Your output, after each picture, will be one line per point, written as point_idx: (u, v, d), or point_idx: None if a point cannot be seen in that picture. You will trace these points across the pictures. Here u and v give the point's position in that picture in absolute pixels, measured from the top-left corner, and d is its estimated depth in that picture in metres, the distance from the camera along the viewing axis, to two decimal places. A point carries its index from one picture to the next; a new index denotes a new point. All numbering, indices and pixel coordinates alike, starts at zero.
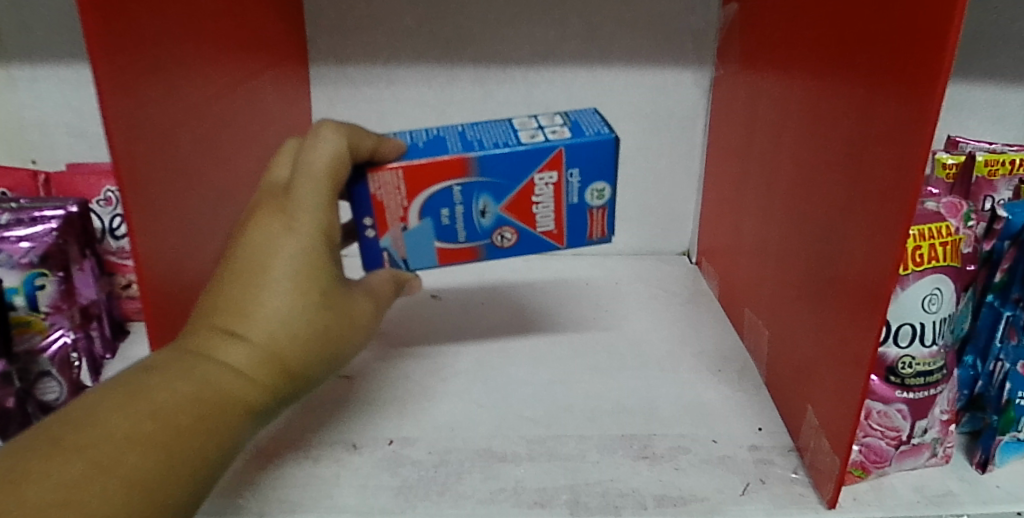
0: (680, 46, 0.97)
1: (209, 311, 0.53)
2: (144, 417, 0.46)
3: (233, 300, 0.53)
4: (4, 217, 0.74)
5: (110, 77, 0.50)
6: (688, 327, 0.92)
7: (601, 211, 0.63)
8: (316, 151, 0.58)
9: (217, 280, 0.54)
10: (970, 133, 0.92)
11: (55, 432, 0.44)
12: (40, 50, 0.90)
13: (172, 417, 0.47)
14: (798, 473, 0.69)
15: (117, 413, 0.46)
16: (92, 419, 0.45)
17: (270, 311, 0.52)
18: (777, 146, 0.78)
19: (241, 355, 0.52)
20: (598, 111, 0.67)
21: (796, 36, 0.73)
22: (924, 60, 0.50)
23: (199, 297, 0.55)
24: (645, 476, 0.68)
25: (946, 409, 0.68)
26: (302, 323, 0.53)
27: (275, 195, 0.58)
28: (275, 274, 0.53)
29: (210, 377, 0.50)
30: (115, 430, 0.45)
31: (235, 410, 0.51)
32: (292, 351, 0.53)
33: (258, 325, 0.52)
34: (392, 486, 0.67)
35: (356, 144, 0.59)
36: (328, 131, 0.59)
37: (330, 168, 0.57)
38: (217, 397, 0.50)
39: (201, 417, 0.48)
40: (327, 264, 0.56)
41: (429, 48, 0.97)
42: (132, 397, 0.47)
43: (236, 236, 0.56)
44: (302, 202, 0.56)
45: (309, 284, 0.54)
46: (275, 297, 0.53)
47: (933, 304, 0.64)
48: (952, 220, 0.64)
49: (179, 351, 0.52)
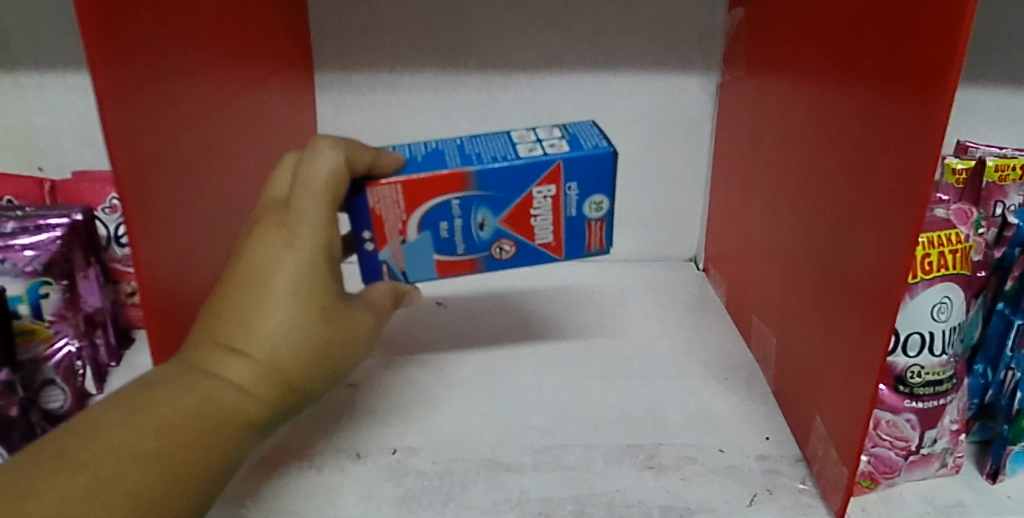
0: (687, 52, 0.97)
1: (211, 326, 0.53)
2: (147, 432, 0.46)
3: (235, 315, 0.52)
4: (9, 225, 0.74)
5: (111, 85, 0.50)
6: (695, 334, 0.91)
7: (599, 223, 0.63)
8: (315, 166, 0.58)
9: (218, 295, 0.54)
10: (980, 138, 0.91)
11: (59, 446, 0.44)
12: (48, 58, 0.91)
13: (174, 432, 0.47)
14: (806, 483, 0.68)
15: (119, 428, 0.46)
16: (95, 434, 0.45)
17: (271, 326, 0.52)
18: (784, 152, 0.78)
19: (243, 370, 0.52)
20: (597, 122, 0.66)
21: (803, 41, 0.73)
22: (932, 66, 0.49)
23: (200, 312, 0.54)
24: (651, 487, 0.67)
25: (956, 419, 0.67)
26: (303, 338, 0.53)
27: (275, 211, 0.57)
28: (276, 289, 0.53)
29: (212, 392, 0.50)
30: (117, 445, 0.45)
31: (235, 425, 0.50)
32: (292, 366, 0.53)
33: (259, 340, 0.52)
34: (395, 496, 0.66)
35: (354, 159, 0.58)
36: (325, 146, 0.59)
37: (329, 183, 0.57)
38: (218, 412, 0.50)
39: (203, 433, 0.48)
40: (327, 278, 0.55)
41: (434, 54, 0.97)
42: (135, 413, 0.47)
43: (236, 251, 0.56)
44: (303, 217, 0.56)
45: (309, 299, 0.54)
46: (276, 312, 0.52)
47: (942, 313, 0.63)
48: (962, 227, 0.64)
49: (181, 367, 0.52)
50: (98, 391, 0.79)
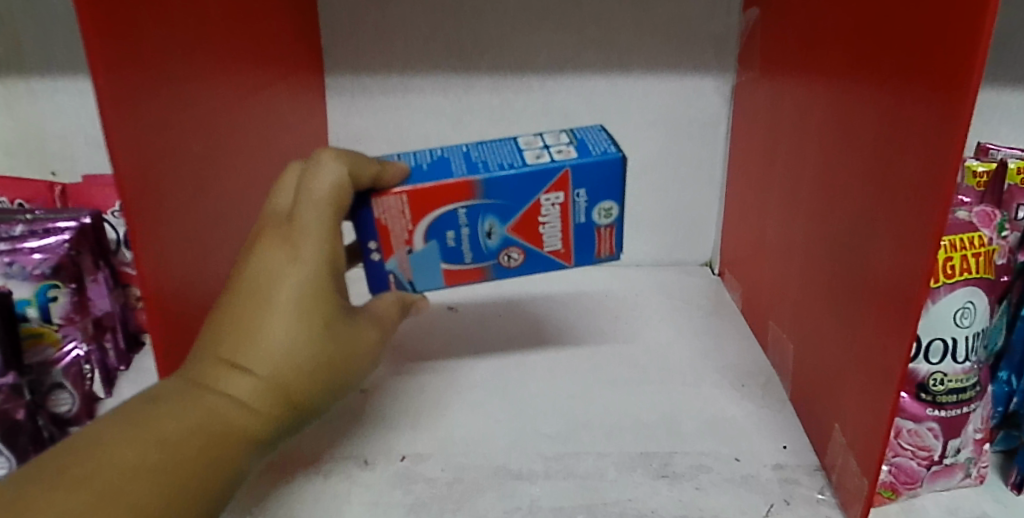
0: (701, 52, 0.95)
1: (214, 340, 0.52)
2: (149, 448, 0.45)
3: (237, 331, 0.51)
4: (18, 229, 0.74)
5: (113, 85, 0.49)
6: (710, 340, 0.90)
7: (609, 230, 0.62)
8: (317, 179, 0.57)
9: (220, 309, 0.53)
10: (1001, 139, 0.90)
11: (61, 461, 0.43)
12: (60, 63, 0.91)
13: (177, 448, 0.46)
14: (824, 494, 0.66)
15: (120, 444, 0.45)
16: (97, 449, 0.44)
17: (274, 342, 0.51)
18: (801, 153, 0.76)
19: (245, 385, 0.51)
20: (605, 127, 0.65)
21: (820, 40, 0.71)
22: (954, 65, 0.48)
23: (203, 326, 0.53)
24: (664, 496, 0.66)
25: (979, 428, 0.66)
26: (307, 354, 0.52)
27: (278, 223, 0.57)
28: (279, 305, 0.52)
29: (214, 409, 0.49)
30: (121, 461, 0.44)
31: (238, 442, 0.50)
32: (296, 382, 0.52)
33: (262, 356, 0.51)
34: (403, 504, 0.65)
35: (357, 172, 0.57)
36: (329, 159, 0.58)
37: (332, 196, 0.56)
38: (220, 429, 0.49)
39: (204, 449, 0.47)
40: (331, 292, 0.54)
41: (445, 56, 0.96)
42: (135, 429, 0.46)
43: (239, 265, 0.55)
44: (306, 231, 0.55)
45: (314, 315, 0.53)
46: (279, 329, 0.51)
47: (965, 319, 0.62)
48: (985, 230, 0.62)
49: (183, 381, 0.51)
50: (106, 395, 0.79)
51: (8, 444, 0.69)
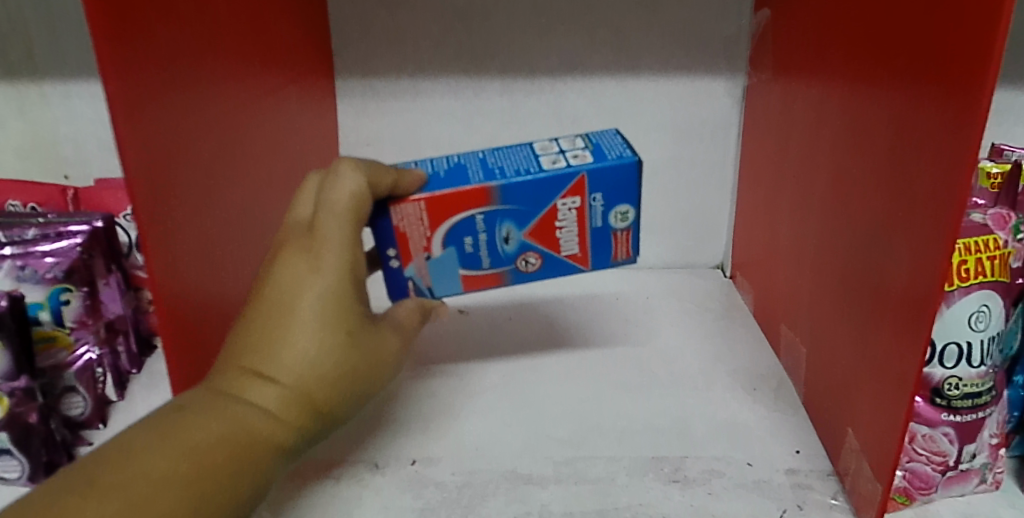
0: (712, 55, 0.95)
1: (239, 350, 0.52)
2: (178, 456, 0.45)
3: (261, 341, 0.51)
4: (31, 233, 0.75)
5: (124, 92, 0.49)
6: (723, 343, 0.89)
7: (625, 233, 0.61)
8: (336, 188, 0.57)
9: (244, 319, 0.53)
10: (1016, 140, 0.89)
11: (92, 470, 0.43)
12: (72, 67, 0.91)
13: (205, 456, 0.46)
14: (837, 499, 0.66)
15: (150, 452, 0.45)
16: (128, 457, 0.44)
17: (297, 351, 0.51)
18: (814, 155, 0.76)
19: (270, 394, 0.51)
20: (621, 131, 0.65)
21: (834, 40, 0.70)
22: (970, 68, 0.47)
23: (226, 336, 0.54)
24: (676, 502, 0.65)
25: (995, 432, 0.65)
26: (329, 363, 0.52)
27: (299, 234, 0.57)
28: (302, 316, 0.52)
29: (240, 417, 0.49)
30: (150, 468, 0.44)
31: (264, 450, 0.49)
32: (319, 390, 0.52)
33: (286, 365, 0.51)
34: (413, 508, 0.65)
35: (376, 181, 0.57)
36: (347, 168, 0.57)
37: (351, 205, 0.56)
38: (246, 436, 0.49)
39: (231, 457, 0.47)
40: (354, 302, 0.54)
41: (455, 59, 0.96)
42: (163, 438, 0.46)
43: (262, 276, 0.55)
44: (327, 241, 0.55)
45: (336, 324, 0.53)
46: (302, 339, 0.51)
47: (979, 322, 0.61)
48: (1000, 233, 0.61)
49: (208, 391, 0.51)
50: (118, 397, 0.80)
51: (21, 447, 0.69)
